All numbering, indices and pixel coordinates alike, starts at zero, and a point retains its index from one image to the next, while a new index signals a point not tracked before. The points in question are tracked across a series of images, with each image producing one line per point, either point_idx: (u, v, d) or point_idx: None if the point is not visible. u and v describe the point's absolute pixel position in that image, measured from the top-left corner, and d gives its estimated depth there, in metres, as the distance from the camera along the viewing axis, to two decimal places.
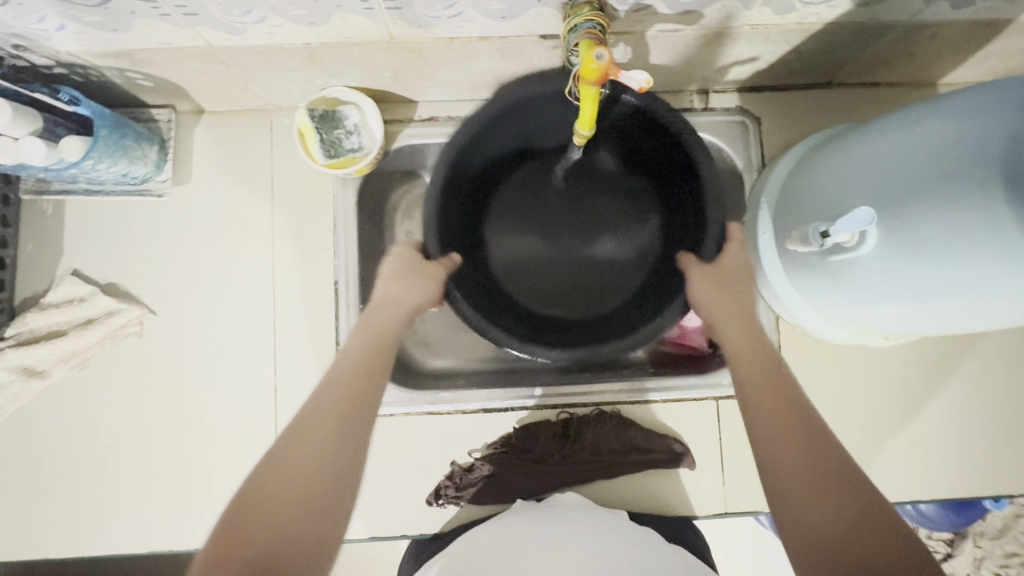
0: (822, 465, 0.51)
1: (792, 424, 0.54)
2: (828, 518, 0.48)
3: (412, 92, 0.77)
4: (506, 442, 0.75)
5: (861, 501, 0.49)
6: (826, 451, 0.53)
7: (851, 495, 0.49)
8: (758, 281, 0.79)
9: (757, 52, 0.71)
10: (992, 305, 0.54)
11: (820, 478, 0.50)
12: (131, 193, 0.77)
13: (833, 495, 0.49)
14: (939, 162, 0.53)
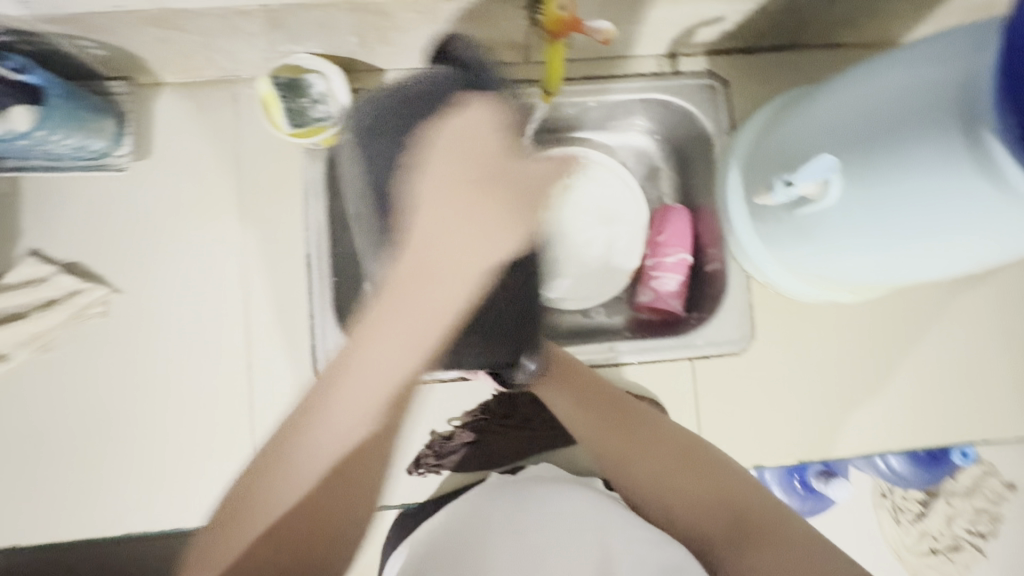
0: (635, 457, 0.63)
1: (612, 443, 0.65)
2: (664, 497, 0.61)
3: (379, 60, 0.75)
4: (484, 409, 0.75)
5: (671, 469, 0.62)
6: (641, 439, 0.64)
7: (676, 462, 0.62)
8: (729, 242, 0.80)
9: (723, 12, 0.71)
10: (951, 249, 0.56)
11: (644, 457, 0.63)
12: (88, 168, 0.74)
13: (661, 480, 0.62)
14: (897, 108, 0.54)
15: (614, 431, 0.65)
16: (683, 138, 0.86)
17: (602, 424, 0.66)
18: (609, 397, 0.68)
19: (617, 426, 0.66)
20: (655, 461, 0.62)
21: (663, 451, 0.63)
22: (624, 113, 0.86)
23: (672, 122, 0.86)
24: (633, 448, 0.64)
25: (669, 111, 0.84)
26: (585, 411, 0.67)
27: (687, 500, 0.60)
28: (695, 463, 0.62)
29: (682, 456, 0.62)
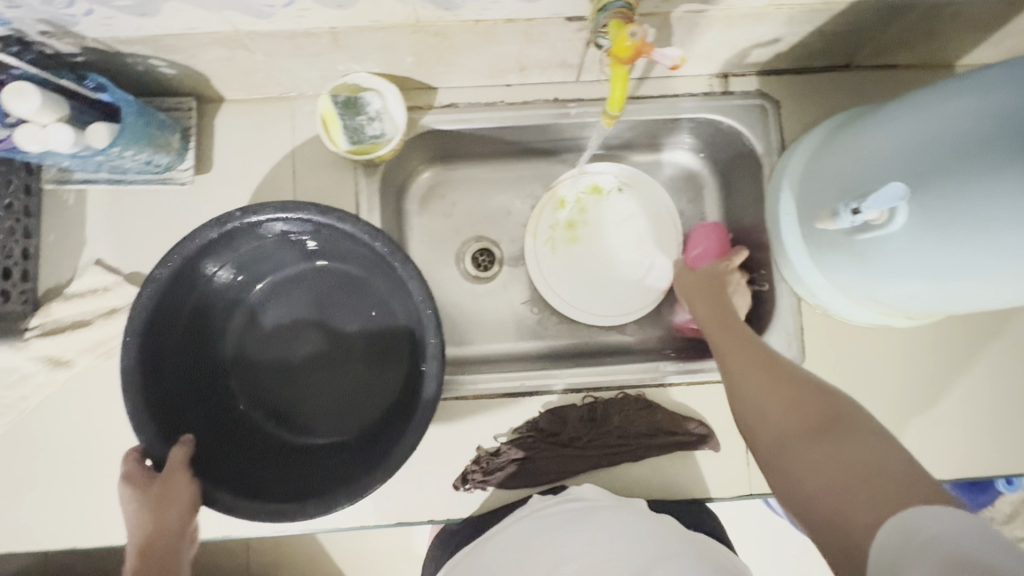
0: (746, 385, 0.59)
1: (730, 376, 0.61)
2: (759, 411, 0.56)
3: (434, 79, 0.77)
4: (532, 426, 0.76)
5: (811, 446, 0.50)
6: (777, 386, 0.56)
7: (799, 399, 0.55)
8: (779, 263, 0.79)
9: (779, 34, 0.71)
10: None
11: (751, 378, 0.59)
12: (153, 181, 0.76)
13: (786, 454, 0.52)
14: (971, 136, 0.53)
15: (772, 388, 0.57)
16: (732, 156, 0.86)
17: (747, 360, 0.61)
18: (726, 329, 0.67)
19: (739, 358, 0.62)
20: (790, 404, 0.54)
21: (783, 390, 0.56)
22: (673, 131, 0.86)
23: (720, 141, 0.86)
24: (746, 383, 0.59)
25: (718, 130, 0.84)
26: (722, 339, 0.66)
27: (784, 437, 0.53)
28: (815, 417, 0.52)
29: (841, 429, 0.50)
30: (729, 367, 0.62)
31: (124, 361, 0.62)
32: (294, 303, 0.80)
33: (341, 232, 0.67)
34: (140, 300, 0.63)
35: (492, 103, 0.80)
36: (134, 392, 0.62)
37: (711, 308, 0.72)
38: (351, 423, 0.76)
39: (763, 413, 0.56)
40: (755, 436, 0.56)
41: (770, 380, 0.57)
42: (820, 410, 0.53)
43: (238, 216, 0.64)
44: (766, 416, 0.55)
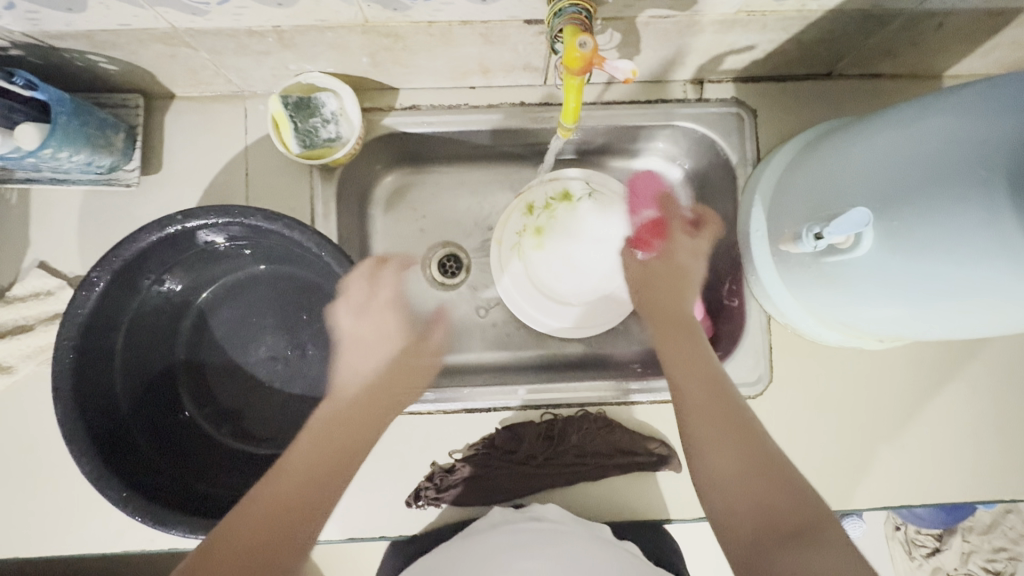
0: (714, 456, 0.56)
1: (695, 441, 0.58)
2: (726, 492, 0.54)
3: (393, 80, 0.73)
4: (488, 442, 0.74)
5: (774, 538, 0.49)
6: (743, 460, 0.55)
7: (764, 488, 0.52)
8: (749, 279, 0.77)
9: (754, 41, 0.68)
10: (991, 313, 0.52)
11: (721, 448, 0.56)
12: (97, 181, 0.72)
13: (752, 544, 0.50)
14: (943, 164, 0.50)
15: (737, 467, 0.55)
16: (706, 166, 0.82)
17: (717, 423, 0.58)
18: (694, 377, 0.63)
19: (708, 422, 0.58)
20: (754, 481, 0.53)
21: (746, 469, 0.54)
22: (647, 138, 0.83)
23: (694, 150, 0.83)
24: (712, 453, 0.56)
25: (692, 138, 0.81)
26: (690, 390, 0.62)
27: (748, 513, 0.52)
28: (783, 503, 0.51)
29: (803, 520, 0.50)
30: (698, 432, 0.58)
31: (54, 369, 0.58)
32: (245, 305, 0.74)
33: (293, 240, 0.63)
34: (73, 303, 0.59)
35: (456, 106, 0.77)
36: (67, 402, 0.58)
37: (679, 351, 0.67)
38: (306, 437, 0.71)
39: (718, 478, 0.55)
40: (716, 506, 0.54)
41: (740, 455, 0.55)
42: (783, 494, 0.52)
43: (178, 219, 0.60)
44: (734, 488, 0.54)
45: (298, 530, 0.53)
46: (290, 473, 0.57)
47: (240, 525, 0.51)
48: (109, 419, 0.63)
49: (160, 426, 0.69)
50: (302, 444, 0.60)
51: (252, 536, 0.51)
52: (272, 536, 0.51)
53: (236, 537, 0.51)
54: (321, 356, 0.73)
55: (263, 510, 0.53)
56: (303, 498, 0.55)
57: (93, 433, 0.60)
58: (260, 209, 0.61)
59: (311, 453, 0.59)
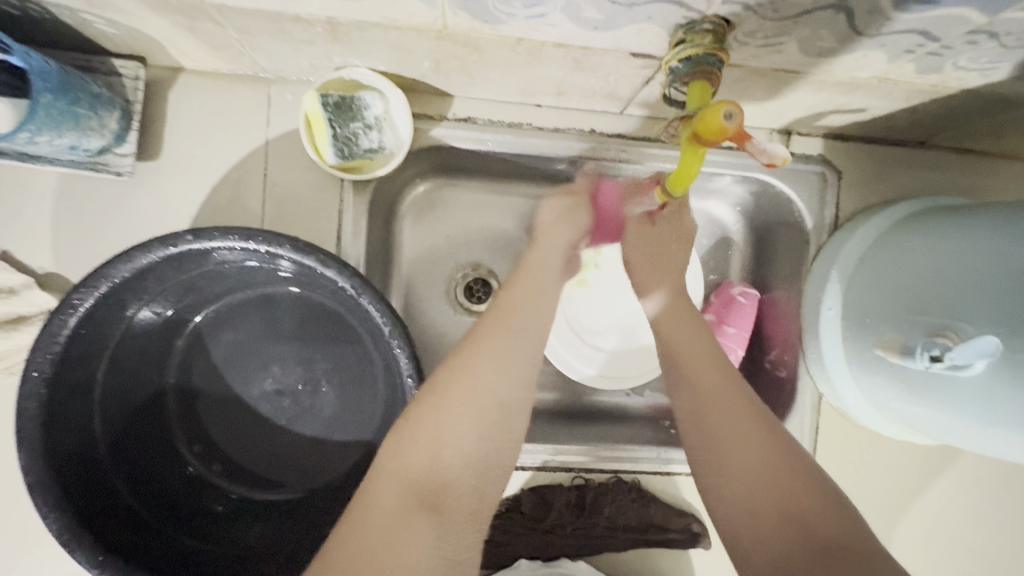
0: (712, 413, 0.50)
1: (686, 405, 0.52)
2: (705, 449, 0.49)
3: (452, 87, 0.63)
4: (514, 505, 0.68)
5: (773, 539, 0.43)
6: (732, 443, 0.48)
7: (782, 488, 0.45)
8: (807, 355, 0.71)
9: (869, 105, 0.60)
10: None
11: (706, 406, 0.51)
12: (81, 165, 0.59)
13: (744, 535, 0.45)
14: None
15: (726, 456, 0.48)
16: (775, 222, 0.75)
17: (734, 423, 0.49)
18: (720, 392, 0.51)
19: (689, 372, 0.54)
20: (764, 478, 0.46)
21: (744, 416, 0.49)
22: (717, 183, 0.75)
23: (763, 204, 0.75)
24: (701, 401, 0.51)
25: (766, 193, 0.73)
26: (678, 338, 0.56)
27: (746, 516, 0.45)
28: (789, 489, 0.45)
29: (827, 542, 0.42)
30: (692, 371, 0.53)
31: (20, 408, 0.48)
32: (248, 329, 0.64)
33: (319, 275, 0.54)
34: (50, 328, 0.48)
35: (516, 125, 0.67)
36: (34, 446, 0.48)
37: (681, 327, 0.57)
38: (314, 487, 0.63)
39: (696, 426, 0.51)
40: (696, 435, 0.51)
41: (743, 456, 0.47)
42: (787, 468, 0.46)
43: (188, 239, 0.49)
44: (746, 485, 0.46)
45: (453, 481, 0.46)
46: (451, 405, 0.47)
47: (386, 483, 0.45)
48: (82, 463, 0.53)
49: (145, 463, 0.60)
50: (453, 388, 0.48)
51: (409, 494, 0.44)
52: (417, 480, 0.45)
53: (402, 476, 0.45)
54: (335, 396, 0.64)
55: (398, 474, 0.45)
56: (446, 458, 0.46)
57: (65, 484, 0.50)
58: (290, 236, 0.51)
59: (468, 392, 0.48)
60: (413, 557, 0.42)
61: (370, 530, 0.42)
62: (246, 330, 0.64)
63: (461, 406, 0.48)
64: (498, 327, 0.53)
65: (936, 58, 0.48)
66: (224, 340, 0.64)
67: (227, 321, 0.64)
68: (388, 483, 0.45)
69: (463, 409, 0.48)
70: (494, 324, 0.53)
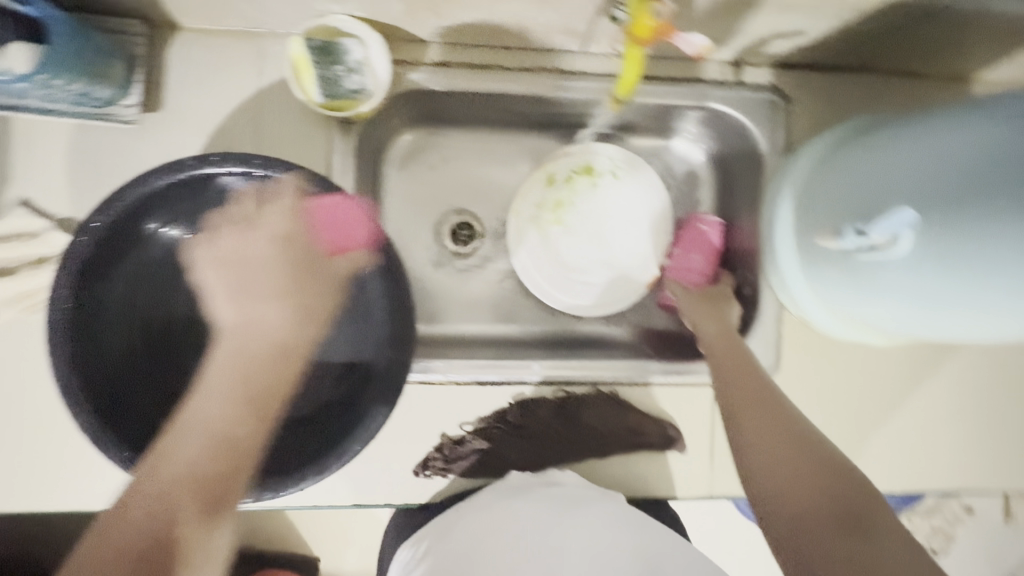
0: (758, 432, 0.56)
1: (734, 432, 0.58)
2: (759, 453, 0.54)
3: (425, 31, 0.69)
4: (501, 416, 0.74)
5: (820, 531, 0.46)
6: (781, 449, 0.53)
7: (820, 483, 0.49)
8: (767, 269, 0.77)
9: (805, 26, 0.66)
10: (1002, 322, 0.53)
11: (757, 426, 0.57)
12: (89, 115, 0.66)
13: (795, 536, 0.47)
14: (998, 164, 0.50)
15: (781, 459, 0.52)
16: (733, 150, 0.81)
17: (767, 436, 0.55)
18: (760, 412, 0.58)
19: (743, 406, 0.59)
20: (810, 476, 0.50)
21: (782, 437, 0.54)
22: (677, 118, 0.81)
23: (722, 136, 0.81)
24: (751, 423, 0.57)
25: (723, 123, 0.79)
26: (738, 379, 0.63)
27: (789, 522, 0.48)
28: (833, 492, 0.48)
29: (861, 522, 0.46)
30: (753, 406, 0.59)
31: (51, 320, 0.54)
32: None
33: (312, 197, 0.60)
34: (75, 247, 0.55)
35: (487, 67, 0.73)
36: (64, 353, 0.54)
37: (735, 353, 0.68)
38: None
39: (755, 444, 0.55)
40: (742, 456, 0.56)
41: (788, 464, 0.52)
42: (813, 467, 0.51)
43: (192, 163, 0.56)
44: (790, 489, 0.50)
45: (198, 464, 0.49)
46: (206, 394, 0.53)
47: (185, 444, 0.49)
48: (107, 376, 0.59)
49: None
50: (212, 376, 0.54)
51: (182, 476, 0.48)
52: (211, 455, 0.50)
53: (175, 458, 0.49)
54: None
55: (172, 456, 0.49)
56: (193, 435, 0.50)
57: (92, 389, 0.56)
58: (284, 161, 0.58)
59: (220, 379, 0.54)
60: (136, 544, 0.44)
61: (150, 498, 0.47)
62: None
63: (242, 388, 0.54)
64: (261, 318, 0.59)
65: None
66: None
67: None
68: (153, 470, 0.48)
69: (232, 396, 0.53)
70: (233, 343, 0.57)
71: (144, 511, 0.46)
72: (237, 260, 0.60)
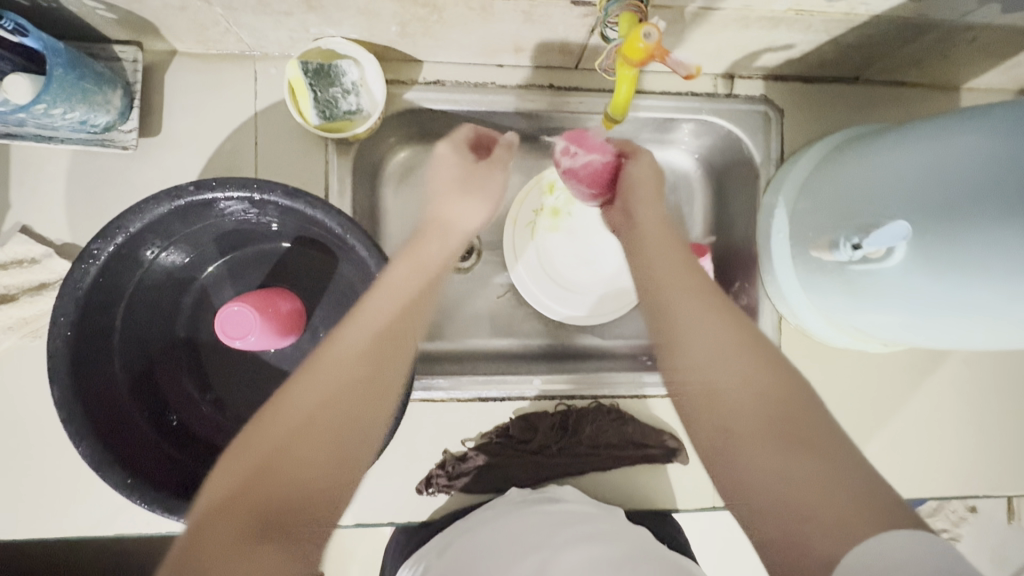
0: (704, 337, 0.53)
1: (669, 340, 0.56)
2: (712, 358, 0.52)
3: (420, 52, 0.70)
4: (503, 432, 0.74)
5: (759, 442, 0.46)
6: (735, 365, 0.50)
7: (771, 399, 0.47)
8: (764, 278, 0.77)
9: (794, 40, 0.67)
10: (993, 327, 0.54)
11: (709, 329, 0.54)
12: (90, 142, 0.66)
13: (726, 445, 0.48)
14: (997, 171, 0.50)
15: (722, 367, 0.51)
16: (727, 161, 0.82)
17: (721, 352, 0.52)
18: (710, 325, 0.54)
19: (681, 304, 0.57)
20: (751, 386, 0.49)
21: (730, 339, 0.52)
22: (670, 131, 0.82)
23: (717, 147, 0.81)
24: (700, 330, 0.54)
25: (717, 135, 0.79)
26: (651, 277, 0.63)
27: (724, 427, 0.49)
28: (770, 402, 0.47)
29: (802, 428, 0.45)
30: (684, 305, 0.56)
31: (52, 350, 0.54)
32: (250, 284, 0.70)
33: (311, 218, 0.60)
34: (72, 277, 0.55)
35: (482, 85, 0.74)
36: (64, 381, 0.54)
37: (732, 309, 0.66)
38: None
39: (710, 346, 0.52)
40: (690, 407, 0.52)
41: (721, 364, 0.51)
42: (772, 386, 0.48)
43: (191, 189, 0.56)
44: (732, 397, 0.49)
45: (285, 499, 0.45)
46: (280, 448, 0.46)
47: (214, 535, 0.42)
48: (108, 403, 0.59)
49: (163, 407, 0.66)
50: (287, 401, 0.50)
51: (243, 521, 0.42)
52: (249, 497, 0.44)
53: (225, 530, 0.42)
54: None
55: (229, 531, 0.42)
56: (276, 483, 0.45)
57: (95, 418, 0.56)
58: (283, 185, 0.58)
59: (295, 420, 0.48)
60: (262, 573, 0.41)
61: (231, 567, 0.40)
62: (247, 287, 0.70)
63: (302, 444, 0.47)
64: (304, 391, 0.50)
65: None
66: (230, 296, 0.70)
67: (230, 278, 0.70)
68: (213, 543, 0.41)
69: (299, 446, 0.47)
70: (353, 368, 0.52)
71: (222, 545, 0.41)
72: (365, 312, 0.56)
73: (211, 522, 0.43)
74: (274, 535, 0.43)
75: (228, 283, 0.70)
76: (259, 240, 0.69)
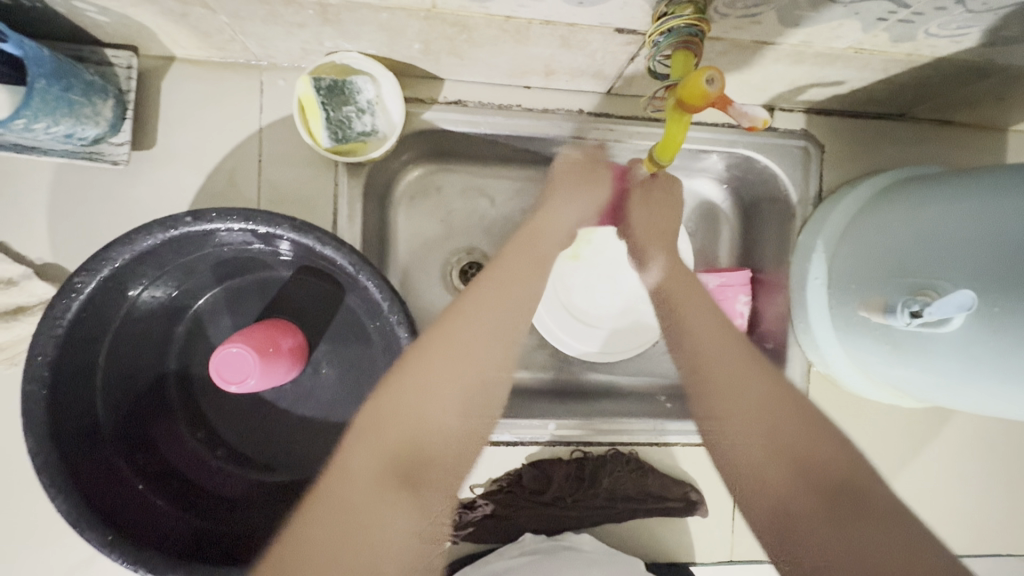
0: (732, 415, 0.57)
1: (707, 396, 0.59)
2: (744, 460, 0.55)
3: (442, 70, 0.64)
4: (514, 480, 0.69)
5: (815, 511, 0.51)
6: (752, 441, 0.55)
7: (806, 475, 0.52)
8: (796, 324, 0.73)
9: (847, 77, 0.62)
10: None
11: (734, 432, 0.57)
12: (76, 154, 0.60)
13: (785, 525, 0.52)
14: None
15: (771, 431, 0.55)
16: (760, 195, 0.77)
17: (744, 421, 0.56)
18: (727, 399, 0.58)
19: (725, 406, 0.57)
20: (792, 474, 0.53)
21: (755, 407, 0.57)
22: (700, 161, 0.77)
23: (751, 180, 0.77)
24: (730, 407, 0.57)
25: (751, 168, 0.75)
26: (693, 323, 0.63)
27: (777, 513, 0.53)
28: (791, 445, 0.54)
29: (857, 494, 0.51)
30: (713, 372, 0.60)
31: (26, 392, 0.49)
32: (248, 315, 0.64)
33: (317, 253, 0.55)
34: (52, 312, 0.49)
35: (507, 107, 0.68)
36: (38, 427, 0.49)
37: (722, 384, 0.59)
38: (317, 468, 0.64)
39: (735, 451, 0.56)
40: (742, 488, 0.56)
41: (767, 437, 0.55)
42: (795, 463, 0.53)
43: (187, 220, 0.50)
44: (770, 491, 0.53)
45: (433, 447, 0.53)
46: (426, 393, 0.53)
47: (355, 460, 0.51)
48: (86, 447, 0.54)
49: (148, 445, 0.61)
50: (438, 370, 0.54)
51: (388, 468, 0.50)
52: (391, 451, 0.51)
53: (371, 464, 0.50)
54: (336, 377, 0.65)
55: (373, 488, 0.49)
56: (427, 427, 0.52)
57: (73, 466, 0.51)
58: (286, 217, 0.52)
59: (420, 395, 0.52)
60: (385, 530, 0.49)
61: (334, 528, 0.48)
62: (244, 317, 0.64)
63: (433, 405, 0.53)
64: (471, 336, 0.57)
65: (908, 25, 0.50)
66: (225, 326, 0.64)
67: (226, 307, 0.64)
68: (352, 497, 0.49)
69: (438, 407, 0.53)
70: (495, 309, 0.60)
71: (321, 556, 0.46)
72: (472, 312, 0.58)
73: (343, 502, 0.49)
74: (396, 509, 0.49)
75: (222, 313, 0.64)
76: (260, 267, 0.63)
